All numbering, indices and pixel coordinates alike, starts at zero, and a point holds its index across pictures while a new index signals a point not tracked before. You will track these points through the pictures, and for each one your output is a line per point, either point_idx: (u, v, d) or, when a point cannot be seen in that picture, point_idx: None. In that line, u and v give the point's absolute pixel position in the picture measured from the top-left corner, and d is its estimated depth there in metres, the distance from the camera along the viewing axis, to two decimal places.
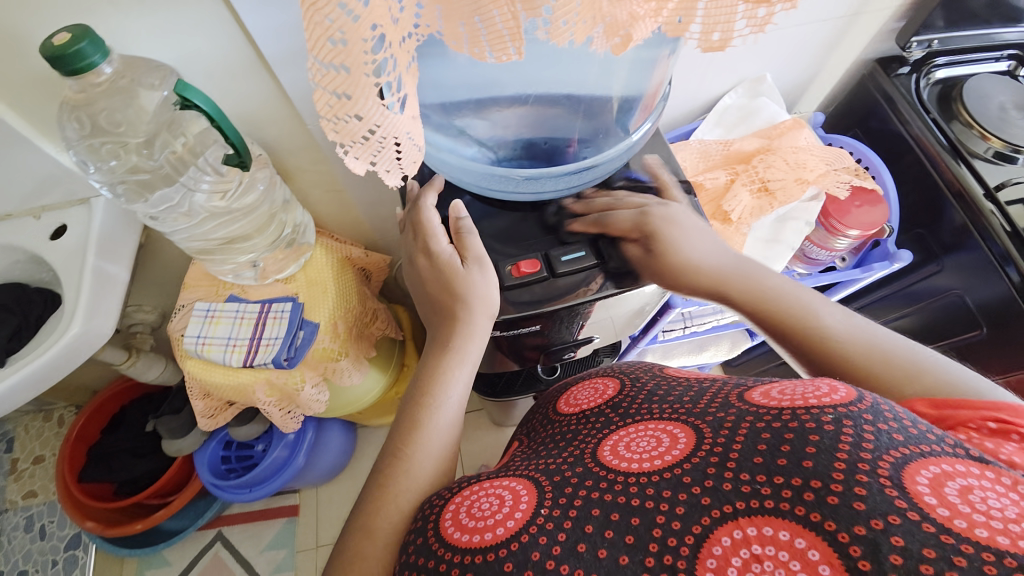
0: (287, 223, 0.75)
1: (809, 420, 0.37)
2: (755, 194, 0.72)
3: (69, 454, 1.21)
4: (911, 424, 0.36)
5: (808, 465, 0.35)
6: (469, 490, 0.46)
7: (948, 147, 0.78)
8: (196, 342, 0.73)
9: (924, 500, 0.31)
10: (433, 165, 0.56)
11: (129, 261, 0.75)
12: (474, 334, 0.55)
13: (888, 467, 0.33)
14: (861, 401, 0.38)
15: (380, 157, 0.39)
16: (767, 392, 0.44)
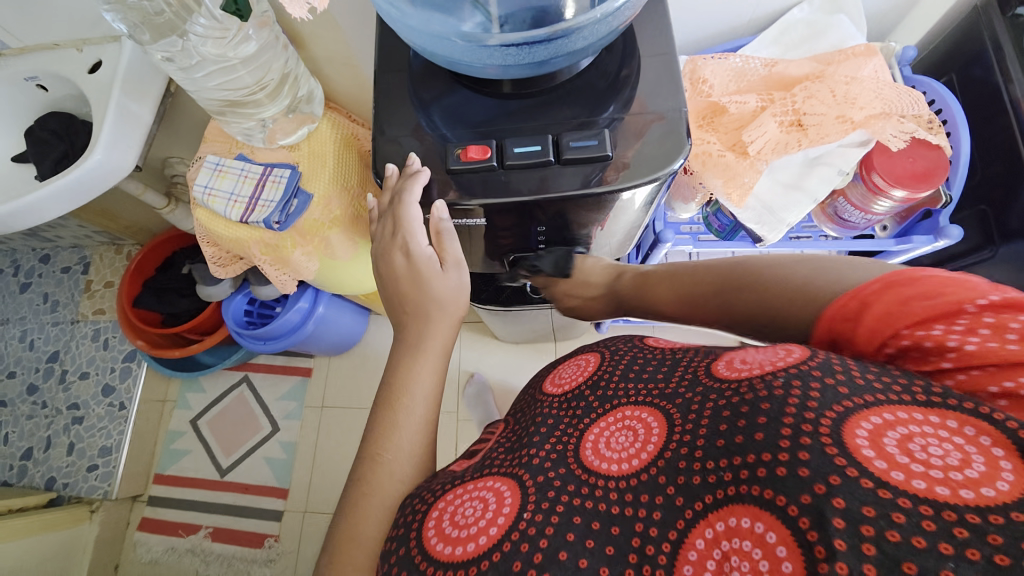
0: (292, 91, 0.76)
1: (760, 389, 0.37)
2: (785, 127, 0.62)
3: (127, 284, 1.39)
4: (859, 374, 0.34)
5: (759, 438, 0.34)
6: (451, 495, 0.45)
7: None
8: (203, 191, 0.79)
9: (863, 455, 0.30)
10: (399, 33, 0.46)
11: (154, 103, 0.80)
12: (437, 332, 0.53)
13: (829, 425, 0.32)
14: (814, 359, 0.36)
15: None
16: (729, 366, 0.41)
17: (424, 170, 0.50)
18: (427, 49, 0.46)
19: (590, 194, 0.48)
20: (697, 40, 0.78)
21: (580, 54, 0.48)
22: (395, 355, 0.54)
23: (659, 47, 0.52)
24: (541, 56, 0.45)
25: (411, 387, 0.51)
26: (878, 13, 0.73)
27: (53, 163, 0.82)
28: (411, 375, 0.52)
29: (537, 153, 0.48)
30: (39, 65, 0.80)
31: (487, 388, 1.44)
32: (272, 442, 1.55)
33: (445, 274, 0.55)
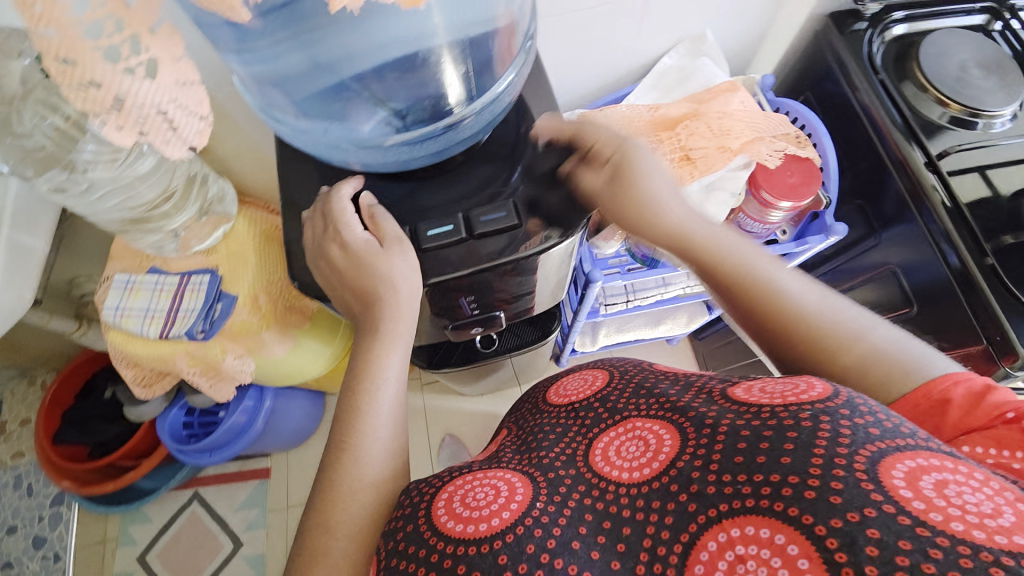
0: (198, 195, 0.75)
1: (788, 418, 0.37)
2: (676, 163, 0.68)
3: (44, 419, 1.25)
4: (885, 418, 0.35)
5: (787, 461, 0.35)
6: (460, 481, 0.46)
7: (901, 125, 0.72)
8: (115, 313, 0.74)
9: (900, 493, 0.31)
10: (296, 145, 0.47)
11: (47, 232, 0.75)
12: (393, 313, 0.49)
13: (863, 462, 0.33)
14: (836, 398, 0.37)
15: (147, 126, 0.35)
16: (746, 393, 0.43)
17: (357, 175, 0.51)
18: (328, 156, 0.48)
19: (508, 260, 0.49)
20: (587, 93, 0.85)
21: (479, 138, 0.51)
22: (359, 345, 0.51)
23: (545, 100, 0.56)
24: (434, 147, 0.48)
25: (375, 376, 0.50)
26: (735, 48, 0.85)
27: None
28: (377, 363, 0.50)
29: (450, 232, 0.49)
30: None
31: (460, 448, 1.39)
32: (236, 559, 1.40)
33: (388, 254, 0.48)
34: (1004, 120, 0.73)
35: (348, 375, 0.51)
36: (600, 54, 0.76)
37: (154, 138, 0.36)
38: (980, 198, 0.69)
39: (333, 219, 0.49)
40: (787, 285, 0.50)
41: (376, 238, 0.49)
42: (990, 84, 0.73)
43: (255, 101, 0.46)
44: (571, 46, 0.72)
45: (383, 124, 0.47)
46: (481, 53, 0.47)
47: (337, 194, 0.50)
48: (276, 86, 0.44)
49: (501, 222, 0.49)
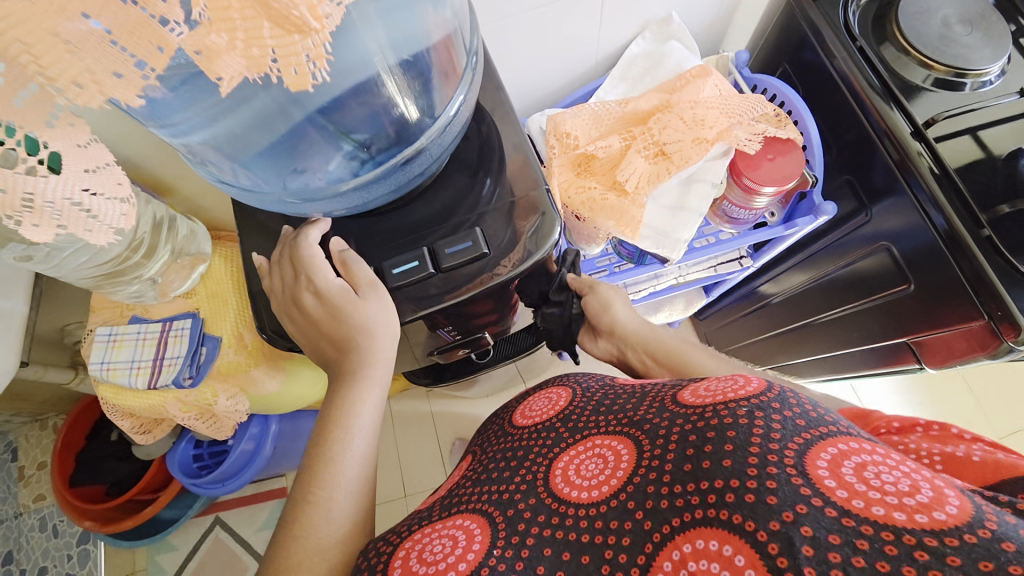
0: (167, 241, 0.73)
1: (726, 416, 0.38)
2: (651, 159, 0.65)
3: (58, 463, 1.26)
4: (809, 409, 0.37)
5: (727, 465, 0.35)
6: (418, 535, 0.44)
7: (879, 87, 0.69)
8: (101, 368, 0.73)
9: (825, 483, 0.31)
10: (254, 203, 0.46)
11: (26, 293, 0.76)
12: (364, 355, 0.48)
13: (792, 456, 0.33)
14: (770, 392, 0.38)
15: (63, 218, 0.36)
16: (689, 394, 0.43)
17: (325, 217, 0.49)
18: (290, 209, 0.47)
19: (487, 285, 0.47)
20: (557, 88, 0.81)
21: (447, 158, 0.49)
22: (332, 389, 0.49)
23: (499, 101, 0.54)
24: (393, 185, 0.47)
25: (349, 417, 0.48)
26: (705, 25, 0.81)
27: None
28: (350, 407, 0.48)
29: (415, 268, 0.47)
30: None
31: None
32: None
33: (364, 301, 0.47)
34: (992, 77, 0.69)
35: (321, 418, 0.49)
36: (565, 47, 0.72)
37: (73, 229, 0.38)
38: (970, 161, 0.65)
39: (303, 266, 0.47)
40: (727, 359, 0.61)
41: (349, 285, 0.47)
42: (976, 40, 0.69)
43: (205, 171, 0.45)
44: (531, 44, 0.69)
45: (342, 163, 0.45)
46: (424, 71, 0.44)
47: (306, 240, 0.47)
48: (216, 151, 0.41)
49: (467, 252, 0.47)
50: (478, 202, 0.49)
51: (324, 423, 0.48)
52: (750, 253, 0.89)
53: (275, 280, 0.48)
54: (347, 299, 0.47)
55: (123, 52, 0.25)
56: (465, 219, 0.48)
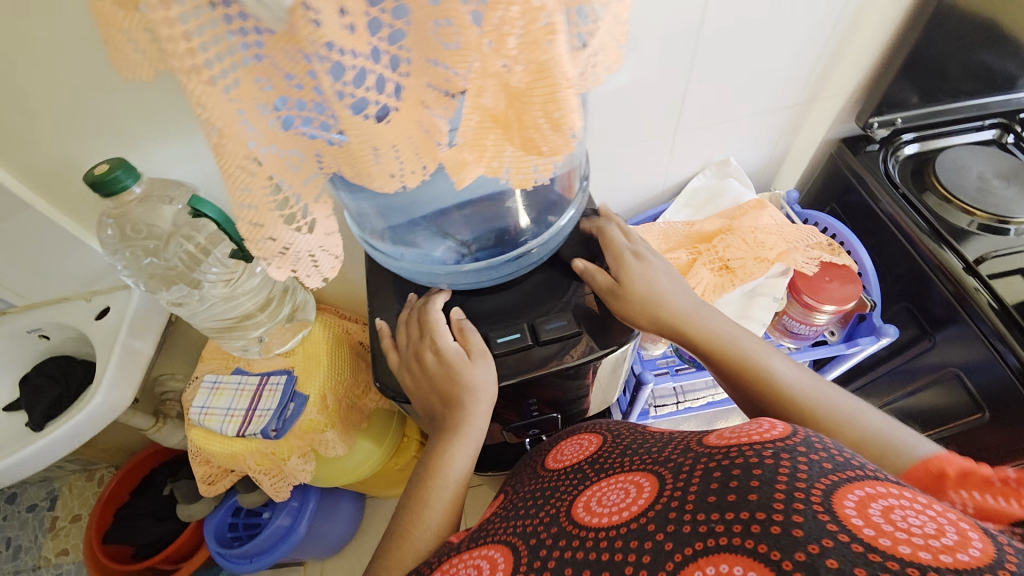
0: (285, 304, 0.85)
1: (752, 455, 0.39)
2: (716, 272, 0.73)
3: (98, 515, 1.27)
4: (836, 452, 0.38)
5: (753, 497, 0.35)
6: (447, 564, 0.45)
7: (927, 229, 0.76)
8: (200, 412, 0.81)
9: (852, 522, 0.32)
10: (392, 266, 0.57)
11: (155, 337, 0.86)
12: (468, 415, 0.53)
13: (820, 494, 0.34)
14: (795, 436, 0.40)
15: (299, 265, 0.38)
16: (716, 437, 0.44)
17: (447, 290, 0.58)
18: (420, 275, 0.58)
19: (553, 370, 0.54)
20: (627, 209, 0.95)
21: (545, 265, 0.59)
22: (433, 439, 0.55)
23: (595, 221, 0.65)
24: (506, 270, 0.57)
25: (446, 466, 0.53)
26: (758, 167, 0.94)
27: (45, 407, 0.88)
28: (448, 458, 0.53)
29: (517, 339, 0.55)
30: (46, 317, 0.89)
31: None
32: None
33: (474, 366, 0.54)
34: None
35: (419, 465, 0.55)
36: (637, 178, 0.87)
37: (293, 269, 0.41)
38: None
39: (431, 334, 0.55)
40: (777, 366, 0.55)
41: (464, 349, 0.55)
42: (1013, 192, 0.78)
43: (355, 229, 0.56)
44: (610, 174, 0.84)
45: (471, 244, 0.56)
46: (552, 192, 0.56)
47: (432, 312, 0.56)
48: (375, 219, 0.53)
49: (564, 329, 0.55)
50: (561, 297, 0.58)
51: (421, 470, 0.54)
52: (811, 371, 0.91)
53: (404, 338, 0.57)
54: (461, 359, 0.54)
55: (422, 163, 0.33)
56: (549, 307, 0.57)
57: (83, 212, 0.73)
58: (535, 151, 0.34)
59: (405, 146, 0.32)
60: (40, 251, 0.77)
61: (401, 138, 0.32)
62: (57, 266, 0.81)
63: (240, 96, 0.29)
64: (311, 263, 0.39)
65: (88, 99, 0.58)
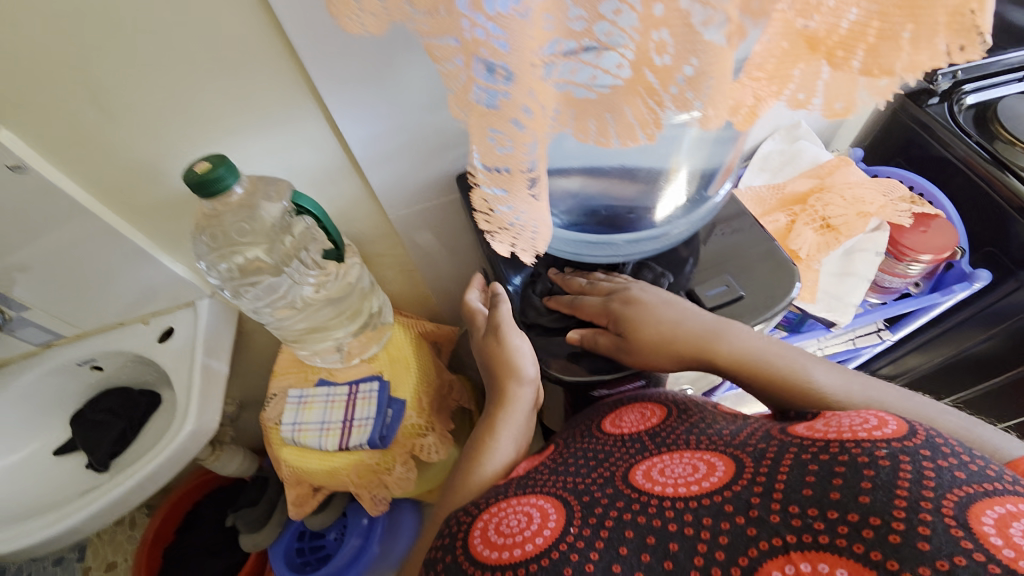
0: (368, 307, 0.79)
1: (860, 454, 0.36)
2: (819, 231, 0.73)
3: (145, 557, 1.18)
4: (970, 461, 0.35)
5: (864, 500, 0.34)
6: (496, 506, 0.47)
7: (991, 160, 0.81)
8: (292, 429, 0.76)
9: (989, 540, 0.29)
10: None
11: (228, 356, 0.81)
12: (504, 390, 0.56)
13: (951, 506, 0.32)
14: (913, 437, 0.36)
15: (520, 239, 0.36)
16: (807, 427, 0.42)
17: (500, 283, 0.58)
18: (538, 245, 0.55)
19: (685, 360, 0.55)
20: None
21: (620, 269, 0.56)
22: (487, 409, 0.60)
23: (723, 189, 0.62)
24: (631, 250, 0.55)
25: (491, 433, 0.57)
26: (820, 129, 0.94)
27: (109, 445, 0.82)
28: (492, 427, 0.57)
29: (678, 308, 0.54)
30: (98, 346, 0.81)
31: None
32: None
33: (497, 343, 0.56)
34: None
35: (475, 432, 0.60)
36: None
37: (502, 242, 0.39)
38: None
39: (476, 326, 0.62)
40: (821, 375, 0.48)
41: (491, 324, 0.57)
42: None
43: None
44: None
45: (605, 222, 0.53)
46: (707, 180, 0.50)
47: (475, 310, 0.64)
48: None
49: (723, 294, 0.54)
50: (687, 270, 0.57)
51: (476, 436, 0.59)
52: (887, 327, 0.90)
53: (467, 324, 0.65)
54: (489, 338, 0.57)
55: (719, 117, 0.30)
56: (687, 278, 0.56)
57: (154, 221, 0.68)
58: (883, 72, 0.28)
59: (723, 84, 0.28)
60: (100, 269, 0.70)
61: (725, 73, 0.27)
62: (116, 288, 0.75)
63: (536, 34, 0.27)
64: (528, 237, 0.36)
65: (187, 91, 0.55)
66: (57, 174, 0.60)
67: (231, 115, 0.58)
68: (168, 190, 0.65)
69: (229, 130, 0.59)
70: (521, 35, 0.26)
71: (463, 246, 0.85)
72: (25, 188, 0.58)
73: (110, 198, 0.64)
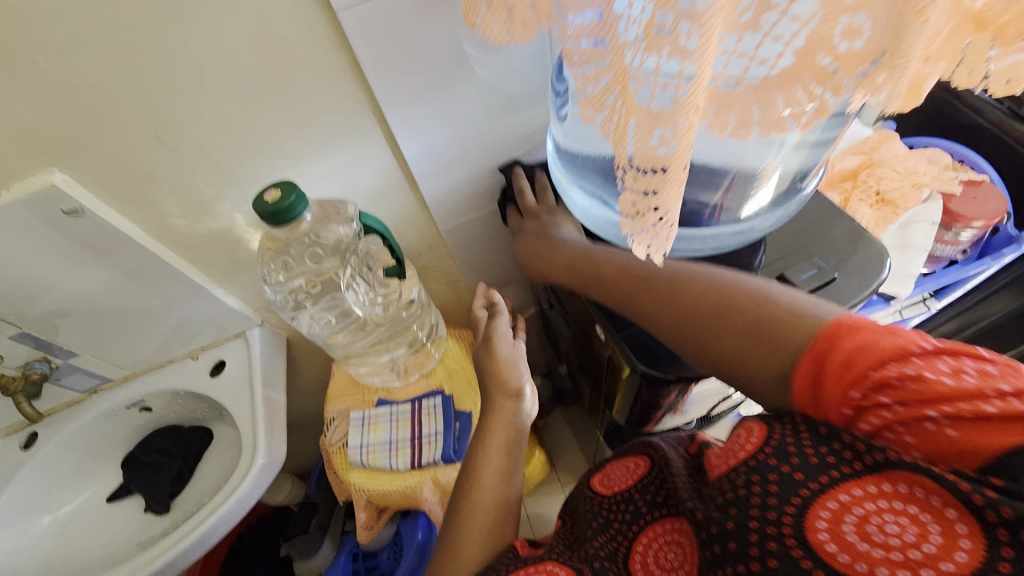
0: (423, 325, 0.79)
1: (725, 487, 0.33)
2: (875, 207, 0.74)
3: None
4: (801, 446, 0.31)
5: (731, 545, 0.32)
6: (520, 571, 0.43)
7: (1014, 116, 0.83)
8: (360, 453, 0.74)
9: (825, 550, 0.28)
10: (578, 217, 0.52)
11: (284, 384, 0.79)
12: (496, 411, 0.57)
13: (790, 524, 0.29)
14: (768, 442, 0.33)
15: (656, 240, 0.33)
16: (706, 459, 0.38)
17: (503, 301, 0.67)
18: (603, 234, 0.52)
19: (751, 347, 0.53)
20: None
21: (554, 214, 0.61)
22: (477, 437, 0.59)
23: None
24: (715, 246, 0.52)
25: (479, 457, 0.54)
26: None
27: (168, 485, 0.80)
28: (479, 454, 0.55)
29: None
30: (146, 387, 0.78)
31: None
32: None
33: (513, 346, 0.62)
34: None
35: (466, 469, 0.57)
36: None
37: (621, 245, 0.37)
38: None
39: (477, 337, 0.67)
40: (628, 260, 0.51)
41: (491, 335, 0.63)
42: None
43: (561, 170, 0.53)
44: None
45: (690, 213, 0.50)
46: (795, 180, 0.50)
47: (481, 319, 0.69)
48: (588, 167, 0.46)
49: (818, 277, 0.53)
50: (754, 260, 0.55)
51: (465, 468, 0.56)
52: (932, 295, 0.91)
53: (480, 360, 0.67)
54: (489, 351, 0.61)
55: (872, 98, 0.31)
56: (774, 263, 0.55)
57: (204, 252, 0.66)
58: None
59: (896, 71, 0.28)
60: (153, 305, 0.68)
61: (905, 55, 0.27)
62: (166, 326, 0.72)
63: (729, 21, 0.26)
64: (667, 235, 0.32)
65: (247, 115, 0.52)
66: (112, 213, 0.57)
67: (291, 139, 0.56)
68: (221, 220, 0.63)
69: (288, 153, 0.57)
70: (713, 30, 0.25)
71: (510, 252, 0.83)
72: (81, 230, 0.56)
73: (161, 233, 0.62)
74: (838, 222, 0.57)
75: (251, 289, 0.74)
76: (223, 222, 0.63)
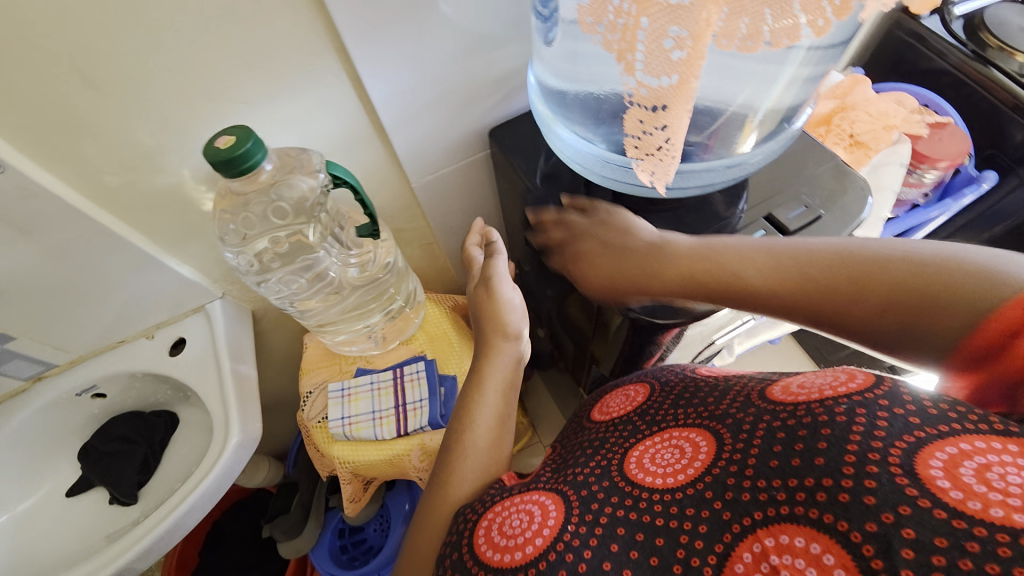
0: (401, 291, 0.75)
1: (821, 413, 0.32)
2: (849, 149, 0.75)
3: None
4: (931, 403, 0.30)
5: (820, 462, 0.30)
6: (501, 505, 0.41)
7: (974, 56, 0.83)
8: (342, 424, 0.71)
9: (936, 484, 0.26)
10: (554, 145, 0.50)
11: (254, 359, 0.74)
12: (491, 353, 0.55)
13: (898, 455, 0.28)
14: (878, 387, 0.32)
15: (659, 167, 0.34)
16: (779, 387, 0.37)
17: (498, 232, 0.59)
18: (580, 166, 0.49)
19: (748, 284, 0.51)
20: None
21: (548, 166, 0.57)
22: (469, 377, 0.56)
23: None
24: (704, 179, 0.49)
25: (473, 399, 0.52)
26: None
27: (133, 473, 0.74)
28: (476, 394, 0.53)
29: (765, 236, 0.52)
30: (98, 371, 0.71)
31: None
32: None
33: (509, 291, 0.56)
34: None
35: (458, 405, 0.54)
36: None
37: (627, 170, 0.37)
38: None
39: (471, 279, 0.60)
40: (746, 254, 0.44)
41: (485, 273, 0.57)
42: None
43: (548, 110, 0.50)
44: None
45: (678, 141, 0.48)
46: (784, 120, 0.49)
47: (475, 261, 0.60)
48: (581, 110, 0.47)
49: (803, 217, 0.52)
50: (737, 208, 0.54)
51: (457, 409, 0.54)
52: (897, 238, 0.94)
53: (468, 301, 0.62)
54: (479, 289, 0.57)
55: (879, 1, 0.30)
56: (761, 205, 0.54)
57: (152, 217, 0.59)
58: None
59: None
60: (96, 279, 0.61)
61: None
62: (116, 302, 0.65)
63: None
64: (670, 160, 0.33)
65: (189, 53, 0.46)
66: (38, 171, 0.50)
67: (242, 81, 0.50)
68: (169, 178, 0.56)
69: (240, 98, 0.51)
70: None
71: (488, 210, 0.80)
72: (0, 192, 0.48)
73: (99, 194, 0.55)
74: (817, 164, 0.56)
75: (208, 257, 0.68)
76: (171, 180, 0.57)
